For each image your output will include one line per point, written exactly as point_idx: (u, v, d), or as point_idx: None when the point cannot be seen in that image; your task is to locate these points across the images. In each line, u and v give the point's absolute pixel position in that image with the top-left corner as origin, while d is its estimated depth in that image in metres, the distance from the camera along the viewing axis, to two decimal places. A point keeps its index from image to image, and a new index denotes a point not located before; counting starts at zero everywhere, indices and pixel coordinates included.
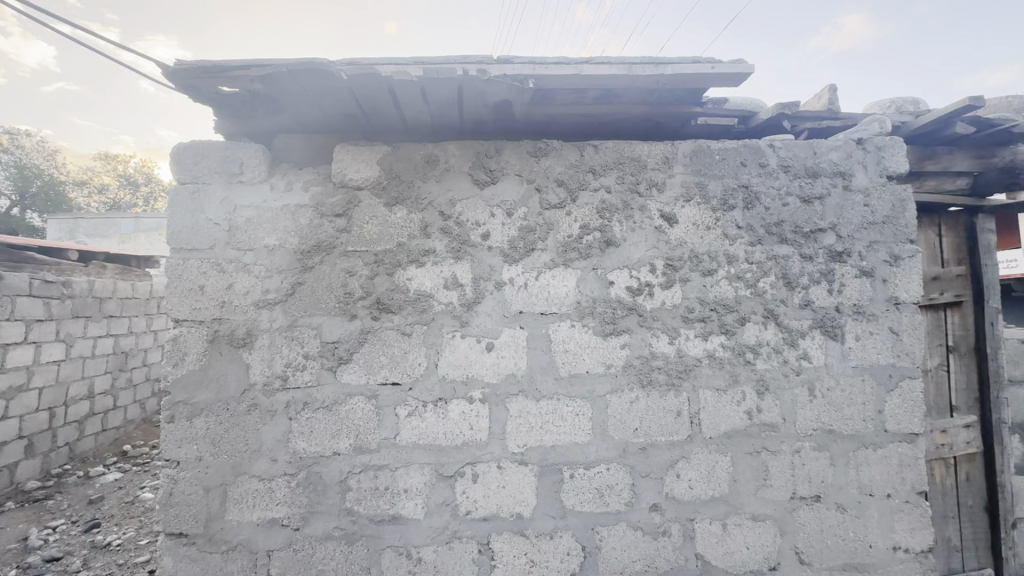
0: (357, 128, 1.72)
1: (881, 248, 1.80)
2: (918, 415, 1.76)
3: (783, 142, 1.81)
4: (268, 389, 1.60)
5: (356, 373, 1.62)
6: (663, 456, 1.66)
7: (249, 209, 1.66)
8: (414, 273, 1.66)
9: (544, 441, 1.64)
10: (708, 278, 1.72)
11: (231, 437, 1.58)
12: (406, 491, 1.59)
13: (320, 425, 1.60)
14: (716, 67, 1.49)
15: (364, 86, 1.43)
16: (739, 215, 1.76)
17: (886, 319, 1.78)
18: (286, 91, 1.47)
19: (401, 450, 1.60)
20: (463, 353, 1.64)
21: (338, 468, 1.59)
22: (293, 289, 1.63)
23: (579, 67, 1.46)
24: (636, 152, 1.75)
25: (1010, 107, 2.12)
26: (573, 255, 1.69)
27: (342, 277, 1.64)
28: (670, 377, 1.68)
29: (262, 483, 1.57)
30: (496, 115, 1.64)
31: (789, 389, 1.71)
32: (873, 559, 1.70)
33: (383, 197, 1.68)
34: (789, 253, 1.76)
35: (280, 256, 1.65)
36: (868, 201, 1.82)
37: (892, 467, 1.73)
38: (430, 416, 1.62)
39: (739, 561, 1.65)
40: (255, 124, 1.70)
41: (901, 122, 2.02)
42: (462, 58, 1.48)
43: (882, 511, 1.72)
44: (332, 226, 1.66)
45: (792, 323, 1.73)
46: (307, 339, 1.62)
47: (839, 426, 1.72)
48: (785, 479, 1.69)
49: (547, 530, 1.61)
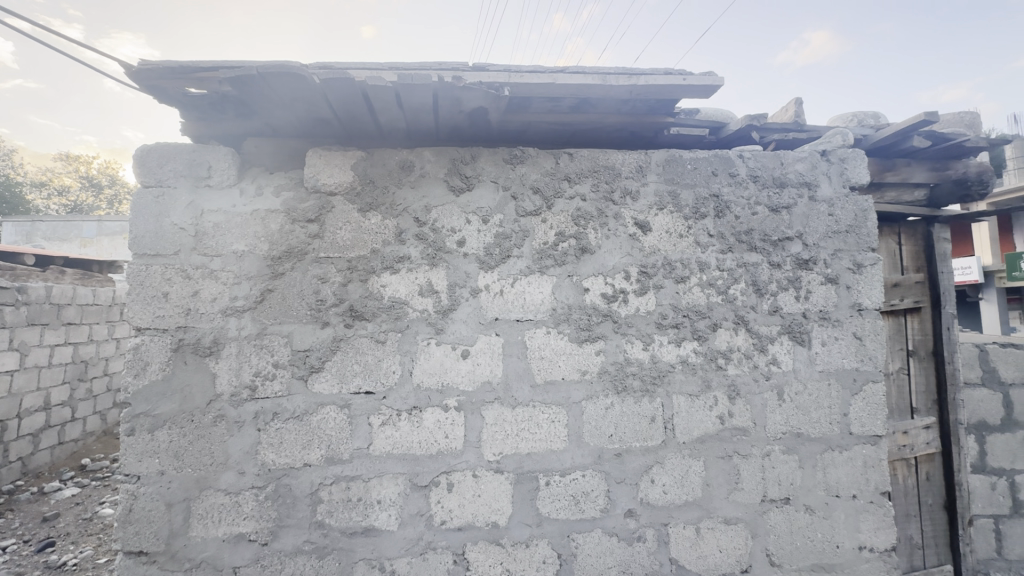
0: (330, 133, 1.70)
1: (844, 256, 1.86)
2: (880, 418, 1.82)
3: (751, 153, 1.86)
4: (235, 399, 1.55)
5: (328, 382, 1.58)
6: (637, 462, 1.67)
7: (217, 214, 1.62)
8: (389, 280, 1.63)
9: (520, 449, 1.63)
10: (681, 285, 1.75)
11: (196, 450, 1.52)
12: (379, 502, 1.56)
13: (290, 435, 1.56)
14: (687, 78, 1.52)
15: (337, 91, 1.41)
16: (710, 223, 1.80)
17: (849, 324, 1.84)
18: (256, 94, 1.44)
19: (374, 460, 1.57)
20: (438, 360, 1.63)
21: (309, 480, 1.55)
22: (262, 296, 1.59)
23: (553, 76, 1.49)
24: (610, 161, 1.77)
25: (962, 122, 2.23)
26: (549, 262, 1.70)
27: (314, 284, 1.61)
28: (645, 383, 1.70)
29: (228, 497, 1.52)
30: (471, 122, 1.64)
31: (759, 394, 1.75)
32: (841, 559, 1.75)
33: (357, 203, 1.65)
34: (757, 260, 1.80)
35: (249, 262, 1.60)
36: (833, 210, 1.88)
37: (857, 469, 1.79)
38: (404, 425, 1.59)
39: (713, 565, 1.68)
40: (224, 127, 1.66)
41: (862, 135, 2.09)
42: (438, 65, 1.50)
43: (847, 512, 1.77)
44: (303, 232, 1.63)
45: (761, 329, 1.77)
46: (277, 347, 1.58)
47: (806, 429, 1.77)
48: (756, 483, 1.72)
49: (523, 538, 1.60)
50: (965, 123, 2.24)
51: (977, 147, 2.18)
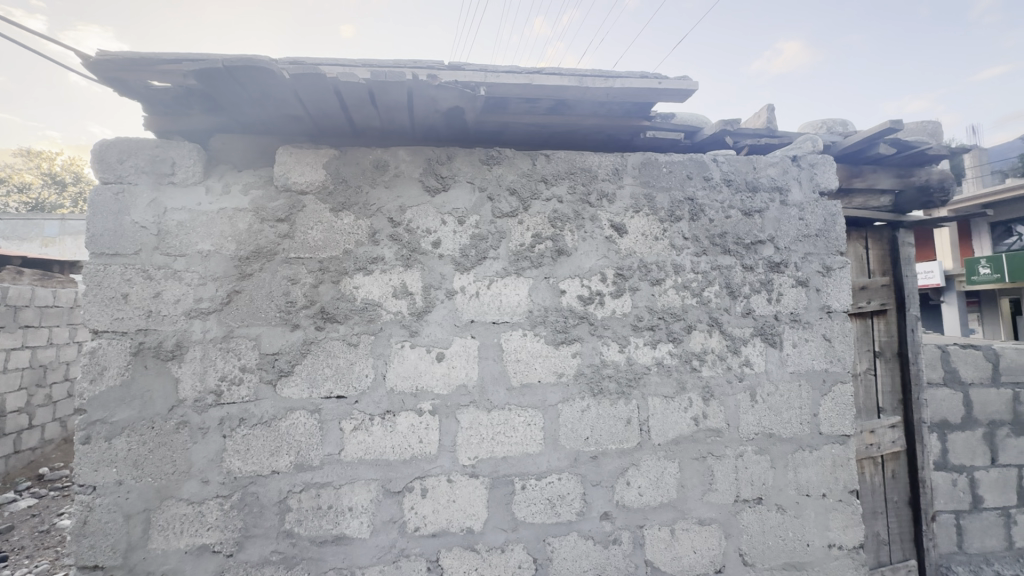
0: (302, 131, 1.66)
1: (814, 260, 1.90)
2: (849, 418, 1.86)
3: (725, 158, 1.89)
4: (199, 405, 1.49)
5: (298, 386, 1.54)
6: (613, 464, 1.67)
7: (181, 212, 1.56)
8: (362, 281, 1.60)
9: (495, 452, 1.61)
10: (657, 288, 1.76)
11: (157, 458, 1.46)
12: (350, 509, 1.52)
13: (257, 441, 1.50)
14: (662, 82, 1.54)
15: (307, 88, 1.38)
16: (685, 226, 1.81)
17: (819, 326, 1.87)
18: (223, 88, 1.39)
19: (346, 467, 1.53)
20: (412, 363, 1.60)
21: (277, 487, 1.50)
22: (228, 298, 1.54)
23: (530, 77, 1.49)
24: (587, 163, 1.77)
25: (925, 131, 2.34)
26: (525, 263, 1.69)
27: (284, 285, 1.56)
28: (620, 386, 1.70)
29: (191, 507, 1.46)
30: (447, 122, 1.62)
31: (732, 395, 1.77)
32: (811, 557, 1.78)
33: (329, 202, 1.61)
34: (731, 263, 1.83)
35: (215, 262, 1.55)
36: (804, 214, 1.92)
37: (826, 468, 1.82)
38: (377, 430, 1.56)
39: (687, 566, 1.68)
40: (190, 122, 1.60)
41: (831, 142, 2.15)
42: (413, 64, 1.48)
43: (817, 510, 1.80)
44: (273, 232, 1.58)
45: (734, 331, 1.80)
46: (244, 351, 1.53)
47: (778, 430, 1.79)
48: (729, 483, 1.74)
49: (498, 543, 1.58)
50: (928, 132, 2.34)
51: (938, 155, 2.26)
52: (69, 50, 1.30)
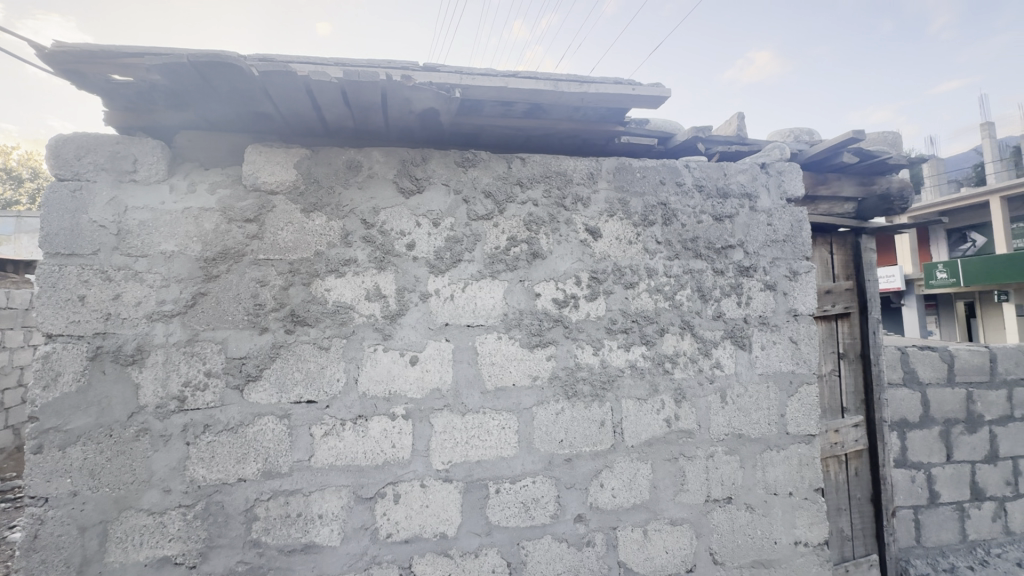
0: (272, 129, 1.62)
1: (782, 264, 1.96)
2: (814, 417, 1.92)
3: (697, 164, 1.92)
4: (162, 411, 1.44)
5: (266, 391, 1.50)
6: (587, 466, 1.68)
7: (143, 211, 1.50)
8: (333, 283, 1.57)
9: (469, 456, 1.60)
10: (630, 291, 1.78)
11: (115, 467, 1.40)
12: (320, 517, 1.49)
13: (223, 448, 1.46)
14: (636, 89, 1.56)
15: (277, 85, 1.34)
16: (658, 230, 1.84)
17: (786, 329, 1.93)
18: (187, 84, 1.35)
19: (316, 473, 1.50)
20: (385, 367, 1.58)
21: (243, 495, 1.46)
22: (193, 300, 1.49)
23: (505, 80, 1.49)
24: (562, 167, 1.78)
25: (885, 142, 2.44)
26: (500, 266, 1.69)
27: (252, 287, 1.52)
28: (594, 388, 1.71)
29: (152, 518, 1.41)
30: (422, 123, 1.60)
31: (703, 397, 1.80)
32: (778, 554, 1.82)
33: (300, 203, 1.58)
34: (702, 267, 1.86)
35: (179, 263, 1.50)
36: (772, 220, 1.97)
37: (793, 467, 1.87)
38: (348, 436, 1.53)
39: (659, 566, 1.70)
40: (153, 118, 1.55)
41: (798, 150, 2.21)
42: (387, 64, 1.46)
43: (784, 509, 1.84)
44: (241, 233, 1.53)
45: (705, 334, 1.83)
46: (210, 355, 1.48)
47: (747, 430, 1.83)
48: (700, 483, 1.77)
49: (471, 548, 1.57)
50: (888, 142, 2.44)
51: (898, 164, 2.35)
52: (21, 40, 1.24)
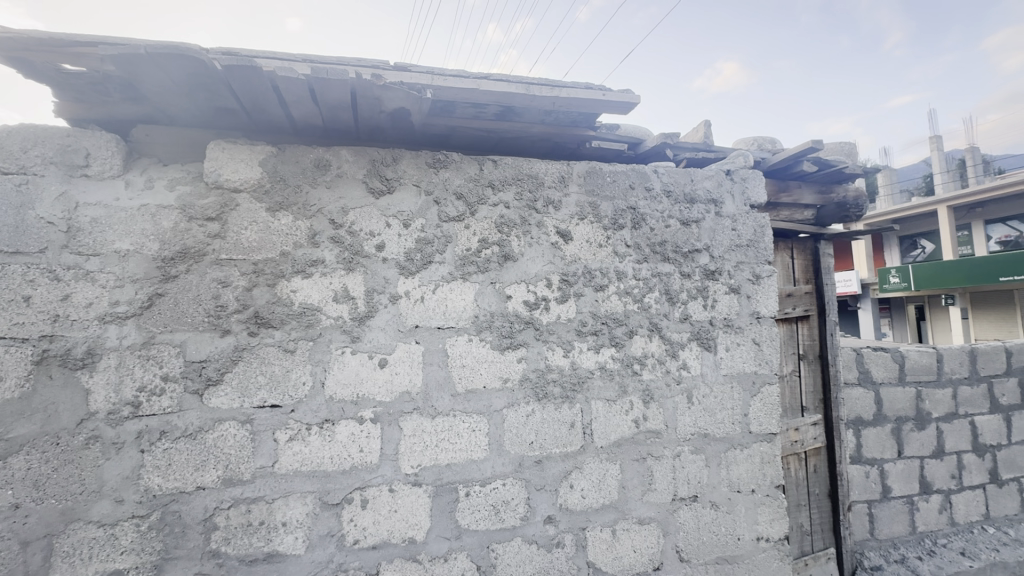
0: (236, 126, 1.57)
1: (746, 268, 2.02)
2: (775, 416, 1.98)
3: (665, 169, 1.96)
4: (114, 418, 1.37)
5: (227, 396, 1.45)
6: (557, 468, 1.69)
7: (95, 208, 1.43)
8: (300, 284, 1.53)
9: (439, 460, 1.59)
10: (600, 293, 1.81)
11: (62, 478, 1.33)
12: (284, 525, 1.45)
13: (180, 455, 1.40)
14: (606, 94, 1.59)
15: (241, 81, 1.30)
16: (627, 234, 1.87)
17: (749, 331, 1.99)
18: (145, 76, 1.29)
19: (280, 479, 1.46)
20: (353, 370, 1.55)
21: (202, 504, 1.40)
22: (150, 301, 1.43)
23: (477, 82, 1.49)
24: (534, 170, 1.79)
25: (842, 152, 2.54)
26: (472, 268, 1.68)
27: (213, 288, 1.47)
28: (564, 390, 1.72)
29: (102, 530, 1.34)
30: (393, 123, 1.59)
31: (670, 397, 1.84)
32: (741, 550, 1.87)
33: (265, 201, 1.54)
34: (670, 271, 1.90)
35: (134, 263, 1.43)
36: (736, 225, 2.03)
37: (755, 465, 1.93)
38: (314, 441, 1.49)
39: (627, 565, 1.73)
40: (108, 110, 1.48)
41: (760, 158, 2.29)
42: (357, 63, 1.44)
43: (747, 506, 1.90)
44: (201, 232, 1.48)
45: (673, 336, 1.87)
46: (167, 358, 1.42)
47: (712, 430, 1.88)
48: (667, 482, 1.80)
49: (441, 553, 1.55)
50: (844, 152, 2.55)
51: (853, 173, 2.46)
52: None
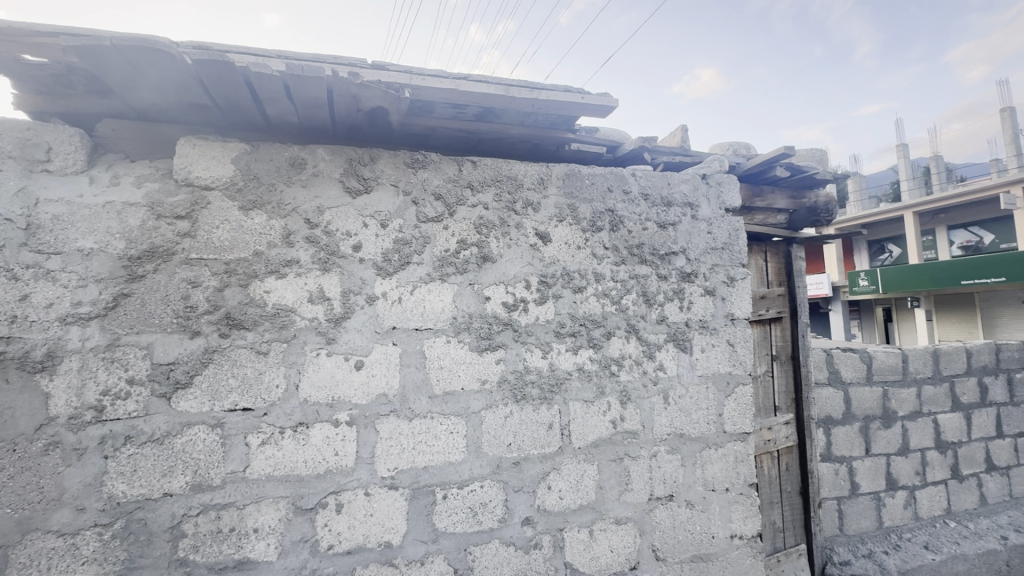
0: (209, 123, 1.53)
1: (721, 271, 2.05)
2: (749, 416, 2.02)
3: (643, 173, 1.99)
4: (75, 423, 1.32)
5: (196, 399, 1.41)
6: (535, 469, 1.69)
7: (56, 204, 1.37)
8: (273, 285, 1.50)
9: (416, 462, 1.57)
10: (579, 295, 1.82)
11: (19, 486, 1.27)
12: (256, 531, 1.41)
13: (147, 461, 1.36)
14: (585, 97, 1.61)
15: (213, 76, 1.27)
16: (605, 236, 1.89)
17: (724, 332, 2.02)
18: (111, 69, 1.25)
19: (252, 485, 1.42)
20: (329, 372, 1.52)
21: (169, 511, 1.36)
22: (115, 302, 1.38)
23: (456, 83, 1.49)
24: (513, 171, 1.79)
25: (813, 158, 2.62)
26: (450, 269, 1.67)
27: (182, 288, 1.43)
28: (542, 392, 1.73)
29: (62, 539, 1.28)
30: (371, 122, 1.57)
31: (647, 398, 1.86)
32: (715, 548, 1.90)
33: (237, 200, 1.50)
34: (647, 273, 1.93)
35: (99, 262, 1.38)
36: (711, 228, 2.07)
37: (729, 464, 1.96)
38: (287, 444, 1.46)
39: (604, 565, 1.74)
40: (72, 104, 1.42)
41: (735, 163, 2.34)
42: (334, 61, 1.43)
43: (721, 504, 1.93)
44: (170, 230, 1.44)
45: (650, 337, 1.89)
46: (133, 361, 1.37)
47: (688, 430, 1.91)
48: (644, 482, 1.82)
49: (417, 556, 1.53)
50: (815, 159, 2.62)
51: (824, 179, 2.54)
52: None
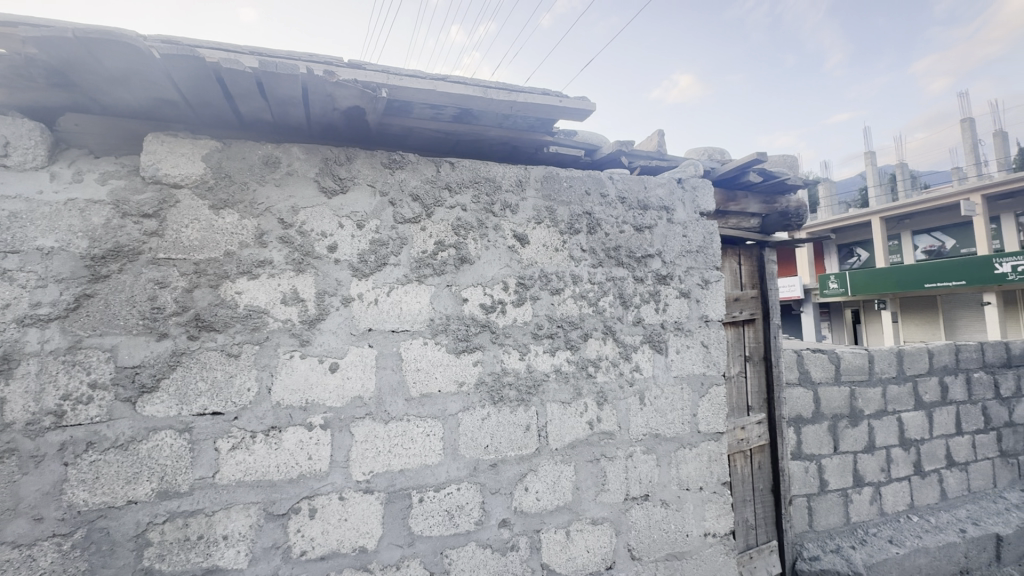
0: (179, 118, 1.49)
1: (695, 273, 2.09)
2: (722, 416, 2.06)
3: (620, 176, 2.01)
4: (33, 429, 1.27)
5: (163, 404, 1.36)
6: (512, 471, 1.69)
7: (14, 201, 1.32)
8: (245, 286, 1.46)
9: (392, 465, 1.55)
10: (556, 297, 1.83)
11: None
12: (225, 538, 1.38)
13: (110, 468, 1.31)
14: (563, 101, 1.62)
15: (182, 71, 1.24)
16: (583, 239, 1.90)
17: (698, 334, 2.06)
18: (74, 61, 1.21)
19: (221, 491, 1.39)
20: (302, 375, 1.49)
21: (134, 520, 1.32)
22: (77, 303, 1.33)
23: (434, 83, 1.48)
24: (491, 173, 1.79)
25: (784, 164, 2.69)
26: (427, 271, 1.66)
27: (149, 289, 1.39)
28: (520, 393, 1.73)
29: (18, 551, 1.23)
30: (347, 121, 1.55)
31: (623, 399, 1.88)
32: (690, 546, 1.93)
33: (208, 198, 1.46)
34: (624, 275, 1.95)
35: (59, 261, 1.33)
36: (687, 232, 2.11)
37: (703, 463, 2.00)
38: (259, 449, 1.43)
39: (580, 566, 1.75)
40: (30, 96, 1.36)
41: (710, 168, 2.39)
42: (308, 59, 1.40)
43: (695, 503, 1.96)
44: (136, 229, 1.39)
45: (626, 339, 1.91)
46: (96, 364, 1.33)
47: (663, 430, 1.94)
48: (620, 482, 1.84)
49: (393, 561, 1.52)
50: (787, 165, 2.69)
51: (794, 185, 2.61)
52: None
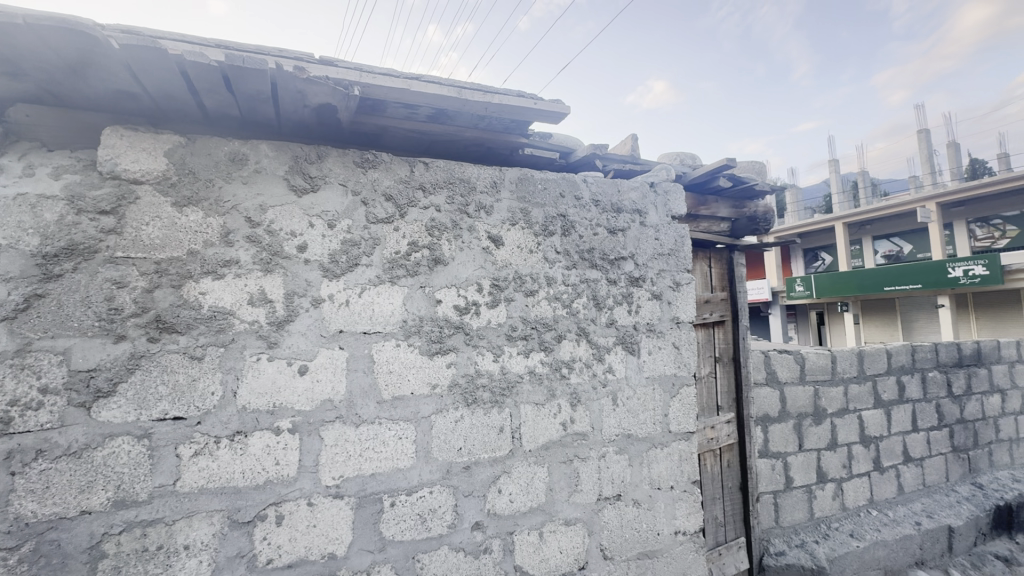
0: (139, 111, 1.44)
1: (667, 276, 2.13)
2: (692, 416, 2.10)
3: (594, 179, 2.03)
4: None
5: (120, 409, 1.31)
6: (485, 473, 1.69)
7: None
8: (209, 286, 1.42)
9: (363, 469, 1.53)
10: (531, 298, 1.83)
11: None
12: (186, 548, 1.33)
13: (61, 477, 1.25)
14: (537, 103, 1.63)
15: (142, 62, 1.19)
16: (557, 241, 1.91)
17: (670, 335, 2.10)
18: (23, 47, 1.14)
19: (182, 499, 1.33)
20: (270, 378, 1.46)
21: (87, 531, 1.26)
22: (27, 304, 1.26)
23: (407, 82, 1.47)
24: (466, 174, 1.78)
25: (752, 170, 2.77)
26: (400, 271, 1.64)
27: (106, 289, 1.33)
28: (494, 395, 1.72)
29: None
30: (318, 119, 1.52)
31: (596, 400, 1.90)
32: (661, 544, 1.96)
33: (170, 195, 1.41)
34: (597, 277, 1.97)
35: (8, 259, 1.26)
36: (659, 235, 2.14)
37: (674, 462, 2.03)
38: (223, 455, 1.38)
39: (553, 566, 1.75)
40: None
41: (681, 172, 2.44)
42: (278, 54, 1.37)
43: (666, 502, 1.99)
44: (92, 227, 1.33)
45: (599, 340, 1.93)
46: (47, 368, 1.26)
47: (635, 430, 1.96)
48: (593, 483, 1.85)
49: (363, 567, 1.49)
50: (755, 171, 2.77)
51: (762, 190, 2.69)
52: None
